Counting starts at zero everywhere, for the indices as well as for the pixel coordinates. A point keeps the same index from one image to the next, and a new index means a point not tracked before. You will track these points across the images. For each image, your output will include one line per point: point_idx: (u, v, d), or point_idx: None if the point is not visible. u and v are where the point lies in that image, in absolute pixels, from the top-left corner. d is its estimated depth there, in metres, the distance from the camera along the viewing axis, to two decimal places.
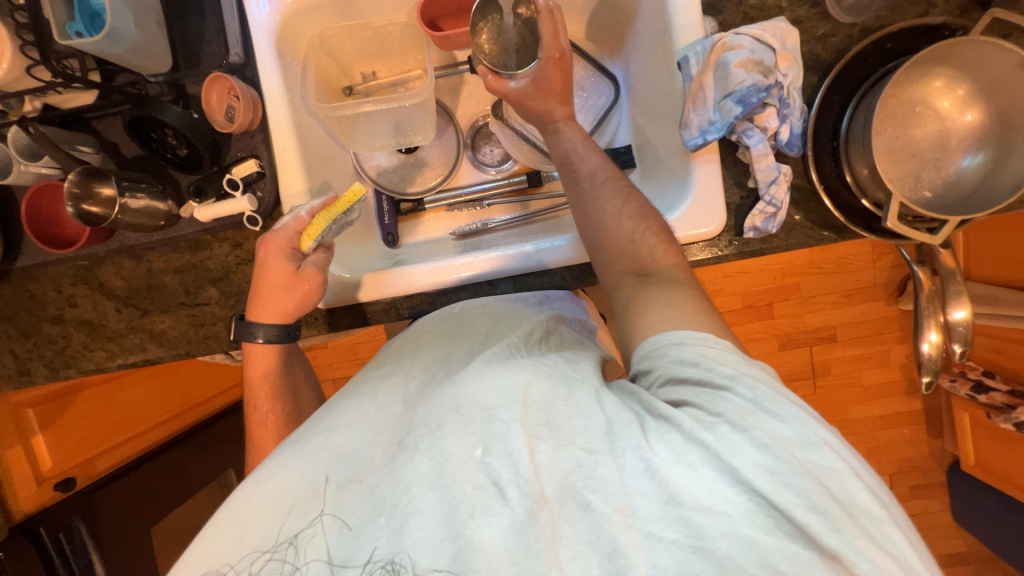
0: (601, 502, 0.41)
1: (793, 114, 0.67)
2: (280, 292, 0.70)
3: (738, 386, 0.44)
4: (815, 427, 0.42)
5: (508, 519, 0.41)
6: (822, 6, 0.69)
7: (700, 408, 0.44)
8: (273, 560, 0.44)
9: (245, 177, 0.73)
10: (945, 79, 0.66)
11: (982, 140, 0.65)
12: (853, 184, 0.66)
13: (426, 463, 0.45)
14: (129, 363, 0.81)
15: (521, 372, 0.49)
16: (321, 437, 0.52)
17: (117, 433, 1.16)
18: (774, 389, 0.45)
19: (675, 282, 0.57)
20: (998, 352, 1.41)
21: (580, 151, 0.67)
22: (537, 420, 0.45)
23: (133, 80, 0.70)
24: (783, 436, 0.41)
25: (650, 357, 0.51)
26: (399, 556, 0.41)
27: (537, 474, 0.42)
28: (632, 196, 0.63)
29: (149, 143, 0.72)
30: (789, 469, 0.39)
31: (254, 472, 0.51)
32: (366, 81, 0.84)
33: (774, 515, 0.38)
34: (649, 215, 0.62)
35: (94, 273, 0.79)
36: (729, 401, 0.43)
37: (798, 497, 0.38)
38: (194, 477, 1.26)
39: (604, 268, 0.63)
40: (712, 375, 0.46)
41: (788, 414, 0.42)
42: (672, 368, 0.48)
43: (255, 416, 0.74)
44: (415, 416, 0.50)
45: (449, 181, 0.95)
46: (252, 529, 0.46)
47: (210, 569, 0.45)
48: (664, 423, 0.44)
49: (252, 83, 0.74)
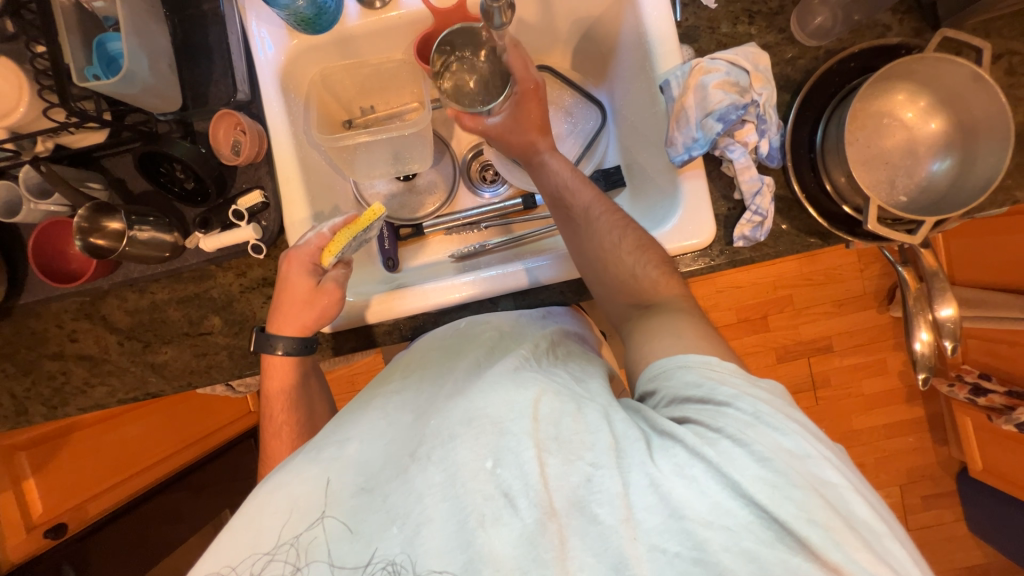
0: (607, 514, 0.41)
1: (771, 129, 0.72)
2: (301, 307, 0.72)
3: (739, 402, 0.46)
4: (817, 444, 0.43)
5: (518, 528, 0.42)
6: (788, 31, 0.75)
7: (703, 425, 0.45)
8: (274, 561, 0.45)
9: (250, 208, 0.75)
10: (908, 92, 0.71)
11: (948, 146, 0.70)
12: (834, 192, 0.69)
13: (438, 475, 0.45)
14: (130, 397, 0.80)
15: (531, 386, 0.49)
16: (333, 448, 0.51)
17: (112, 476, 1.13)
18: (776, 407, 0.46)
19: (679, 311, 0.61)
20: (991, 354, 1.43)
21: (571, 185, 0.71)
22: (547, 435, 0.45)
23: (144, 120, 0.73)
24: (786, 448, 0.42)
25: (656, 379, 0.53)
26: (400, 558, 0.42)
27: (547, 487, 0.42)
28: (629, 229, 0.66)
29: (157, 178, 0.74)
30: (789, 483, 0.40)
31: (267, 478, 0.51)
32: (365, 114, 0.89)
33: (774, 528, 0.39)
34: (648, 247, 0.66)
35: (97, 307, 0.80)
36: (730, 417, 0.45)
37: (800, 510, 0.39)
38: (188, 521, 1.22)
39: (608, 301, 0.67)
40: (714, 394, 0.47)
41: (789, 428, 0.43)
42: (674, 391, 0.50)
43: (270, 427, 0.75)
44: (426, 427, 0.49)
45: (447, 206, 0.98)
46: (263, 534, 0.46)
47: (215, 572, 0.46)
48: (668, 439, 0.44)
49: (258, 118, 0.78)
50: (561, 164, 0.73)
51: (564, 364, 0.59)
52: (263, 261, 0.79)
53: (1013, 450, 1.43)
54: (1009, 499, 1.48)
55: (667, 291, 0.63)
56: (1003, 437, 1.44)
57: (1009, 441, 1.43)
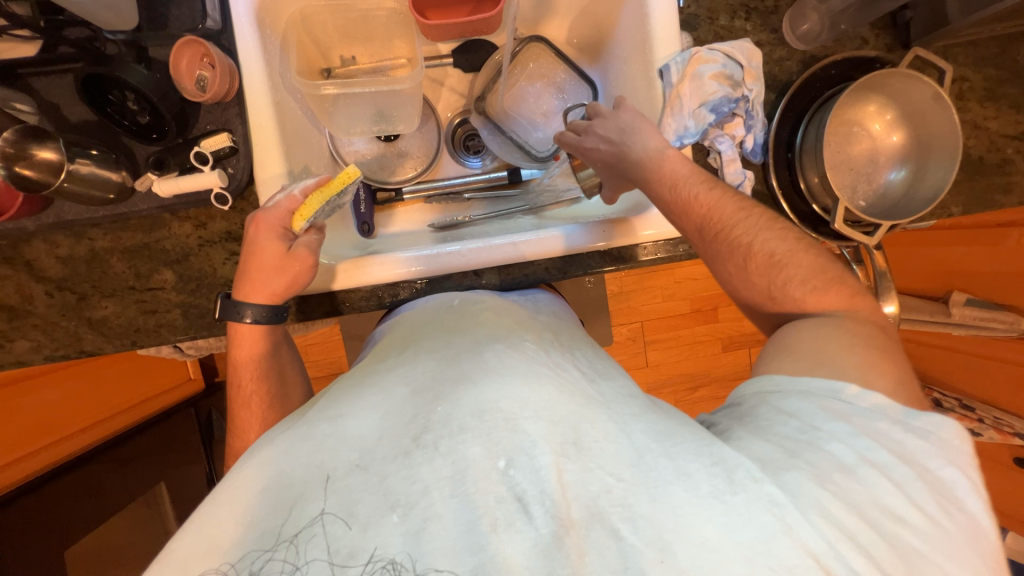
0: (629, 531, 0.41)
1: (757, 125, 0.75)
2: (269, 274, 0.67)
3: (835, 442, 0.48)
4: (903, 509, 0.45)
5: (533, 538, 0.41)
6: (778, 32, 0.78)
7: (777, 453, 0.48)
8: (274, 560, 0.41)
9: (215, 152, 0.68)
10: (877, 104, 0.77)
11: (904, 158, 0.76)
12: (806, 191, 0.74)
13: (446, 468, 0.43)
14: (61, 355, 0.71)
15: (545, 382, 0.50)
16: (327, 424, 0.49)
17: (27, 444, 0.99)
18: (890, 459, 0.47)
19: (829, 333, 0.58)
20: (902, 352, 1.62)
21: (685, 179, 0.66)
22: (566, 441, 0.45)
23: (90, 36, 0.63)
24: (870, 501, 0.45)
25: (762, 394, 0.56)
26: (400, 556, 0.40)
27: (564, 495, 0.43)
28: (759, 240, 0.64)
29: (105, 107, 0.65)
30: (852, 533, 0.43)
31: (261, 454, 0.49)
32: (345, 65, 0.82)
33: (823, 572, 0.41)
34: (778, 264, 0.64)
35: (19, 251, 0.69)
36: (824, 455, 0.47)
37: (857, 565, 0.41)
38: (117, 493, 1.12)
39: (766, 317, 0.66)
40: (811, 432, 0.50)
41: (875, 486, 0.45)
42: (780, 412, 0.53)
43: (238, 398, 0.68)
44: (432, 413, 0.48)
45: (428, 173, 0.94)
46: (255, 521, 0.43)
47: (207, 569, 0.41)
48: (717, 462, 0.46)
49: (228, 52, 0.70)
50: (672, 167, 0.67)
51: (570, 356, 0.61)
52: (227, 213, 0.72)
53: None
54: None
55: (821, 307, 0.62)
56: None
57: None
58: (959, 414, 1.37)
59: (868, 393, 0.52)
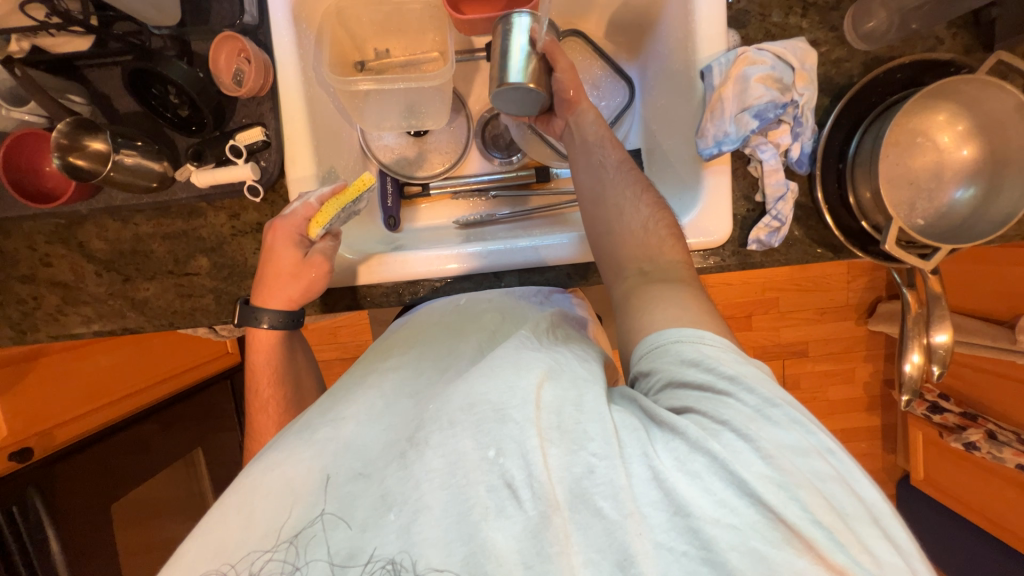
0: (611, 508, 0.42)
1: (805, 133, 0.70)
2: (286, 279, 0.69)
3: (738, 391, 0.46)
4: (809, 435, 0.44)
5: (521, 521, 0.42)
6: (839, 30, 0.71)
7: (704, 415, 0.45)
8: (273, 560, 0.44)
9: (250, 145, 0.70)
10: (948, 114, 0.69)
11: (975, 175, 0.69)
12: (855, 206, 0.69)
13: (437, 460, 0.46)
14: (107, 331, 0.77)
15: (533, 370, 0.51)
16: (328, 428, 0.52)
17: (83, 406, 1.09)
18: (774, 394, 0.46)
19: (677, 280, 0.59)
20: (955, 377, 1.49)
21: (600, 137, 0.70)
22: (550, 424, 0.46)
23: (135, 31, 0.66)
24: (790, 444, 0.43)
25: (648, 358, 0.52)
26: (399, 556, 0.42)
27: (550, 477, 0.43)
28: (647, 189, 0.67)
29: (148, 100, 0.68)
30: (794, 484, 0.41)
31: (265, 456, 0.52)
32: (379, 57, 0.81)
33: (782, 530, 0.39)
34: (662, 208, 0.66)
35: (74, 233, 0.74)
36: (728, 406, 0.45)
37: (805, 511, 0.40)
38: (158, 454, 1.21)
39: (608, 263, 0.65)
40: (714, 379, 0.47)
41: (785, 421, 0.44)
42: (673, 370, 0.49)
43: (256, 401, 0.72)
44: (426, 413, 0.51)
45: (455, 168, 0.93)
46: (263, 516, 0.46)
47: (211, 569, 0.44)
48: (668, 431, 0.45)
49: (265, 47, 0.72)
50: (599, 121, 0.72)
51: (565, 344, 0.61)
52: (259, 205, 0.74)
53: (954, 465, 1.52)
54: (943, 509, 1.59)
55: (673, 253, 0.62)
56: (948, 453, 1.52)
57: (952, 457, 1.51)
58: (1017, 450, 1.26)
59: (722, 336, 0.51)
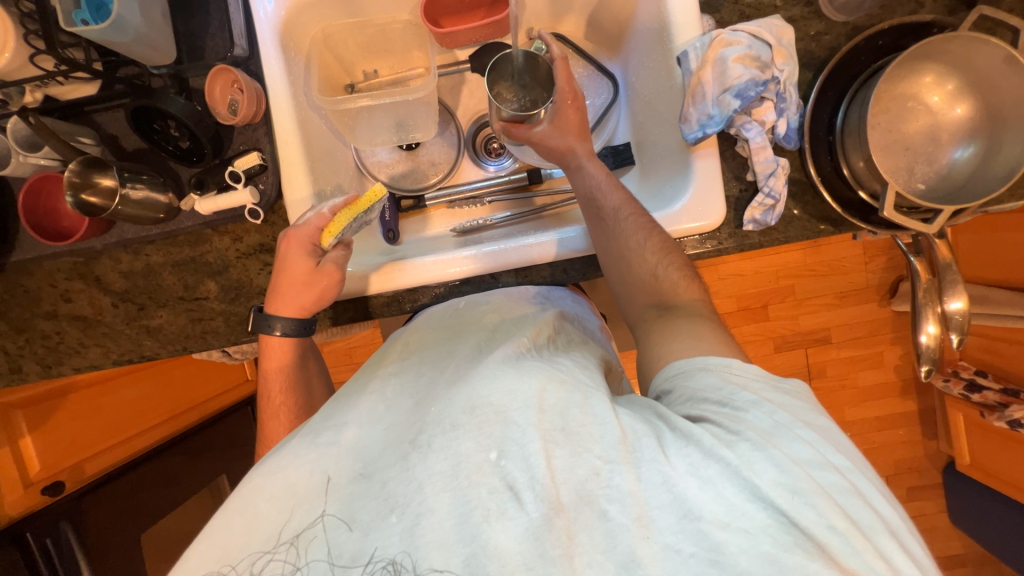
0: (617, 511, 0.41)
1: (790, 108, 0.69)
2: (299, 288, 0.71)
3: (756, 409, 0.46)
4: (827, 453, 0.43)
5: (523, 523, 0.42)
6: (815, 5, 0.71)
7: (719, 426, 0.45)
8: (274, 560, 0.44)
9: (247, 170, 0.73)
10: (936, 74, 0.68)
11: (972, 133, 0.67)
12: (850, 177, 0.67)
13: (439, 463, 0.45)
14: (126, 360, 0.80)
15: (535, 376, 0.49)
16: (331, 432, 0.52)
17: (110, 437, 1.13)
18: (796, 415, 0.46)
19: (697, 315, 0.61)
20: (989, 351, 1.42)
21: (603, 186, 0.70)
22: (554, 426, 0.45)
23: (138, 73, 0.71)
24: (806, 457, 0.42)
25: (674, 378, 0.53)
26: (400, 556, 0.42)
27: (554, 481, 0.43)
28: (655, 232, 0.66)
29: (151, 135, 0.72)
30: (808, 489, 0.40)
31: (266, 463, 0.52)
32: (368, 79, 0.86)
33: (794, 533, 0.39)
34: (671, 250, 0.66)
35: (91, 268, 0.78)
36: (745, 421, 0.45)
37: (819, 517, 0.39)
38: (186, 485, 1.22)
39: (628, 302, 0.67)
40: (732, 398, 0.47)
41: (804, 438, 0.44)
42: (692, 394, 0.50)
43: (268, 408, 0.74)
44: (426, 416, 0.51)
45: (450, 179, 0.95)
46: (264, 520, 0.47)
47: (211, 570, 0.45)
48: (682, 437, 0.44)
49: (256, 76, 0.76)
50: (591, 163, 0.73)
51: (565, 353, 0.60)
52: (260, 227, 0.77)
53: (1001, 447, 1.43)
54: (994, 494, 1.50)
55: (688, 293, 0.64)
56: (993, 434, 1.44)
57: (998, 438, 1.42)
58: None
59: (749, 364, 0.51)
